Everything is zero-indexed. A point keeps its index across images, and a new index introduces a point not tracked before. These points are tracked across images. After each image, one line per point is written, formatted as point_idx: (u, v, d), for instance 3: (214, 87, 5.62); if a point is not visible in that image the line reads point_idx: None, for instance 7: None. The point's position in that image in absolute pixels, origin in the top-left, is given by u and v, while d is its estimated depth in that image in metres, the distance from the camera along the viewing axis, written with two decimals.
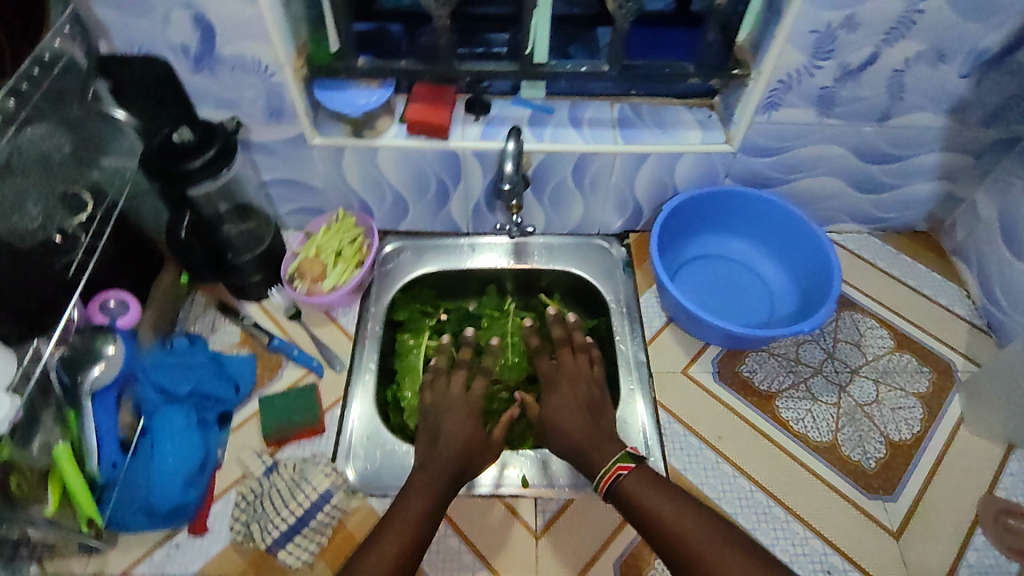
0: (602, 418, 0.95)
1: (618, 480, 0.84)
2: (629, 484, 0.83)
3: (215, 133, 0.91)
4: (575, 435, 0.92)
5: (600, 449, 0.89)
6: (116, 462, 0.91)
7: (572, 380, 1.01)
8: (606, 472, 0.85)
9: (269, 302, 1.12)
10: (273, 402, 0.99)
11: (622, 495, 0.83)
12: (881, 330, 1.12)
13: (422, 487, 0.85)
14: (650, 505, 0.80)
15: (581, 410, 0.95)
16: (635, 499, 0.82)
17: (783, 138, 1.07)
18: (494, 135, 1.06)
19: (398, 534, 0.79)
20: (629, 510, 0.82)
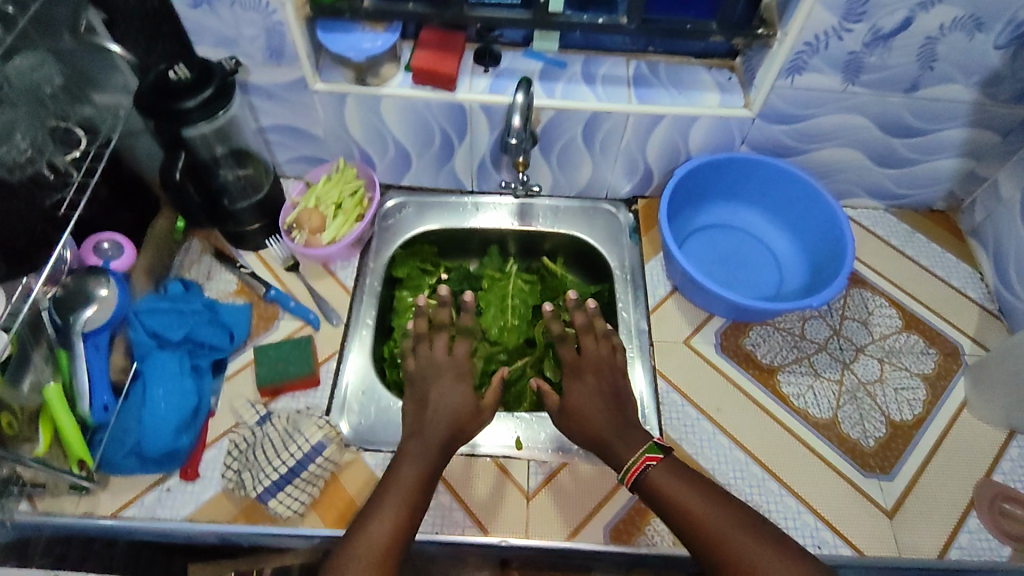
0: (615, 394, 0.91)
1: (643, 472, 0.80)
2: (656, 477, 0.79)
3: (212, 71, 0.87)
4: (584, 411, 0.89)
5: (623, 435, 0.85)
6: (107, 404, 0.90)
7: (597, 369, 0.94)
8: (633, 462, 0.82)
9: (267, 252, 1.10)
10: (268, 352, 0.97)
11: (648, 487, 0.80)
12: (890, 308, 1.10)
13: (419, 455, 0.83)
14: (680, 500, 0.77)
15: (593, 385, 0.92)
16: (662, 492, 0.78)
17: (805, 106, 1.03)
18: (502, 89, 1.02)
19: (396, 505, 0.77)
20: (657, 504, 0.79)
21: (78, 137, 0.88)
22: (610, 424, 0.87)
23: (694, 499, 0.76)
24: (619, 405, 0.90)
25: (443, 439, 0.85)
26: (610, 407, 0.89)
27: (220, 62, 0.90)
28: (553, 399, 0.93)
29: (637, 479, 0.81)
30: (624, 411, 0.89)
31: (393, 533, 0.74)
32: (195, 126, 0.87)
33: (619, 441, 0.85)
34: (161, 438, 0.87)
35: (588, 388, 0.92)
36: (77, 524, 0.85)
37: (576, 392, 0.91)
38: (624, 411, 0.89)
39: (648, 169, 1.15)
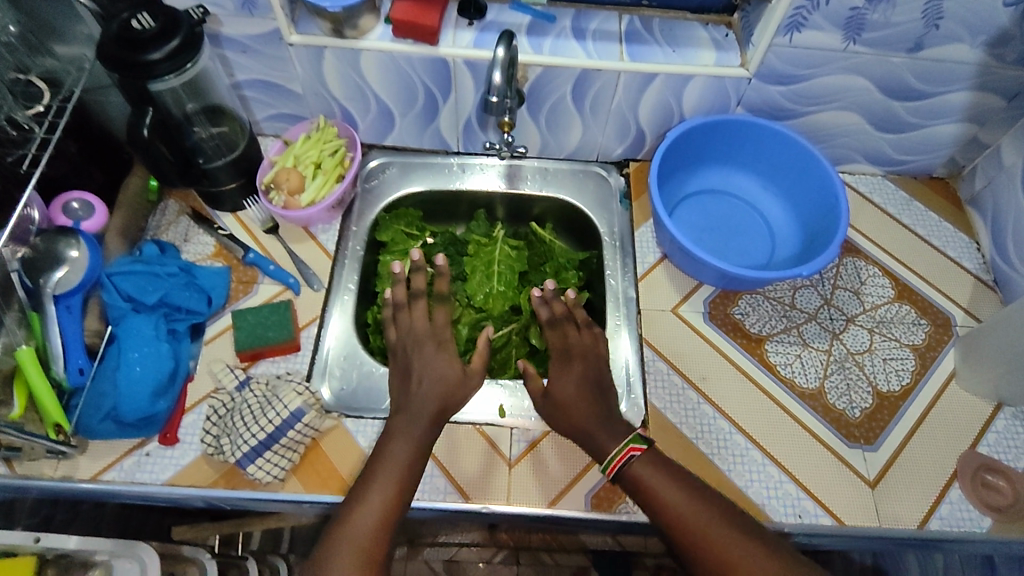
0: (598, 381, 0.93)
1: (626, 464, 0.80)
2: (638, 471, 0.79)
3: (179, 21, 0.82)
4: (569, 400, 0.89)
5: (608, 428, 0.86)
6: (83, 368, 0.88)
7: (585, 358, 0.95)
8: (616, 454, 0.82)
9: (246, 213, 1.07)
10: (246, 317, 0.94)
11: (630, 479, 0.80)
12: (882, 278, 1.08)
13: (408, 433, 0.82)
14: (661, 494, 0.77)
15: (579, 373, 0.93)
16: (644, 486, 0.78)
17: (804, 65, 0.98)
18: (487, 44, 0.97)
19: (386, 485, 0.76)
20: (639, 497, 0.79)
21: (41, 90, 0.85)
22: (593, 412, 0.88)
23: (675, 493, 0.76)
24: (604, 394, 0.91)
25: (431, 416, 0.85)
26: (595, 397, 0.90)
27: (186, 10, 0.85)
28: (537, 383, 0.93)
29: (619, 470, 0.81)
30: (608, 404, 0.90)
31: (383, 514, 0.74)
32: (164, 79, 0.83)
33: (603, 431, 0.85)
34: (137, 403, 0.85)
35: (575, 376, 0.92)
36: (56, 487, 0.84)
37: (561, 381, 0.92)
38: (606, 404, 0.89)
39: (640, 131, 1.11)
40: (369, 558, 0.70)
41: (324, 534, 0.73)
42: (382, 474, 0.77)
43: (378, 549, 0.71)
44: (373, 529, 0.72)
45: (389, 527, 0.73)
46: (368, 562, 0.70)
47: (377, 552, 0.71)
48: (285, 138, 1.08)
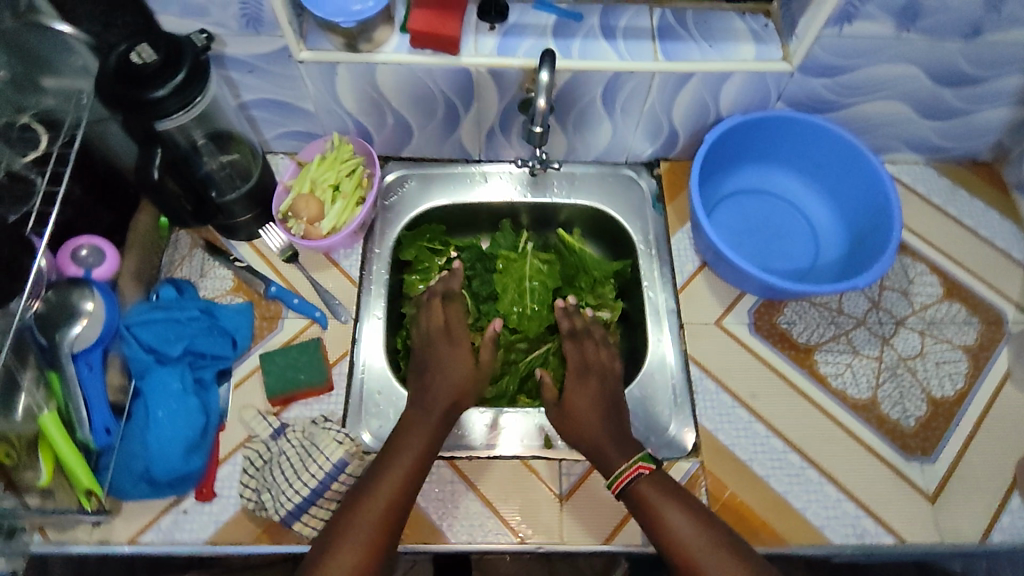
0: (608, 395, 0.91)
1: (633, 482, 0.81)
2: (643, 490, 0.80)
3: (181, 50, 0.74)
4: (581, 416, 0.88)
5: (621, 443, 0.85)
6: (109, 427, 0.83)
7: (601, 376, 0.93)
8: (625, 468, 0.82)
9: (262, 241, 1.01)
10: (275, 359, 0.91)
11: (635, 496, 0.81)
12: (930, 276, 1.04)
13: (423, 424, 0.84)
14: (664, 517, 0.78)
15: (594, 390, 0.91)
16: (647, 504, 0.80)
17: (852, 56, 0.89)
18: (513, 50, 0.90)
19: (398, 473, 0.78)
20: (640, 515, 0.80)
21: (38, 134, 0.77)
22: (606, 426, 0.87)
23: (678, 516, 0.78)
24: (620, 412, 0.90)
25: (446, 409, 0.86)
26: (607, 413, 0.88)
27: (188, 36, 0.76)
28: (553, 393, 0.93)
29: (625, 486, 0.81)
30: (626, 429, 0.88)
31: (392, 502, 0.76)
32: (174, 116, 0.75)
33: (614, 448, 0.85)
34: (170, 462, 0.82)
35: (591, 394, 0.90)
36: (94, 553, 0.82)
37: (577, 395, 0.90)
38: (618, 420, 0.88)
39: (672, 131, 1.04)
40: (374, 543, 0.73)
41: (334, 517, 0.76)
42: (396, 461, 0.79)
43: (385, 535, 0.74)
44: (381, 517, 0.75)
45: (398, 515, 0.76)
46: (375, 546, 0.73)
47: (384, 537, 0.74)
48: (300, 159, 1.02)
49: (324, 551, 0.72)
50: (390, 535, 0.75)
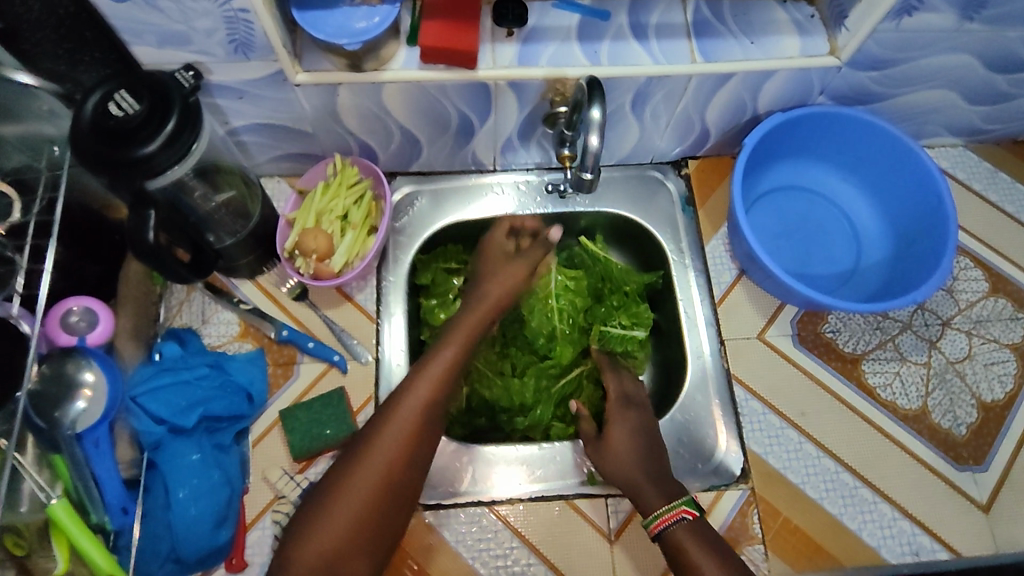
0: (647, 434, 0.86)
1: (670, 528, 0.76)
2: (681, 539, 0.76)
3: (168, 94, 0.66)
4: (620, 449, 0.84)
5: (659, 482, 0.81)
6: (125, 507, 0.77)
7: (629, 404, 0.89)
8: (665, 511, 0.77)
9: (267, 277, 0.93)
10: (298, 416, 0.85)
11: (672, 542, 0.76)
12: (975, 270, 0.99)
13: (447, 345, 0.81)
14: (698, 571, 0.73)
15: (635, 420, 0.87)
16: (683, 554, 0.75)
17: (903, 49, 0.82)
18: (535, 59, 0.80)
19: (423, 392, 0.76)
20: (673, 562, 0.76)
21: (8, 197, 0.70)
22: (645, 466, 0.82)
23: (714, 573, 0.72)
24: (658, 449, 0.85)
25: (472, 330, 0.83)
26: (648, 446, 0.85)
27: (171, 74, 0.68)
28: (588, 426, 0.89)
29: (662, 530, 0.77)
30: (662, 465, 0.83)
31: (418, 423, 0.74)
32: (172, 169, 0.67)
33: (652, 486, 0.80)
34: (198, 539, 0.77)
35: (628, 423, 0.86)
36: None
37: (617, 428, 0.86)
38: (655, 452, 0.84)
39: (703, 130, 0.96)
40: (399, 461, 0.72)
41: (359, 434, 0.74)
42: (421, 381, 0.76)
43: (410, 458, 0.73)
44: (406, 437, 0.73)
45: (425, 436, 0.74)
46: (400, 464, 0.72)
47: (410, 457, 0.73)
48: (298, 186, 0.92)
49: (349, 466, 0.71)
50: (417, 457, 0.73)
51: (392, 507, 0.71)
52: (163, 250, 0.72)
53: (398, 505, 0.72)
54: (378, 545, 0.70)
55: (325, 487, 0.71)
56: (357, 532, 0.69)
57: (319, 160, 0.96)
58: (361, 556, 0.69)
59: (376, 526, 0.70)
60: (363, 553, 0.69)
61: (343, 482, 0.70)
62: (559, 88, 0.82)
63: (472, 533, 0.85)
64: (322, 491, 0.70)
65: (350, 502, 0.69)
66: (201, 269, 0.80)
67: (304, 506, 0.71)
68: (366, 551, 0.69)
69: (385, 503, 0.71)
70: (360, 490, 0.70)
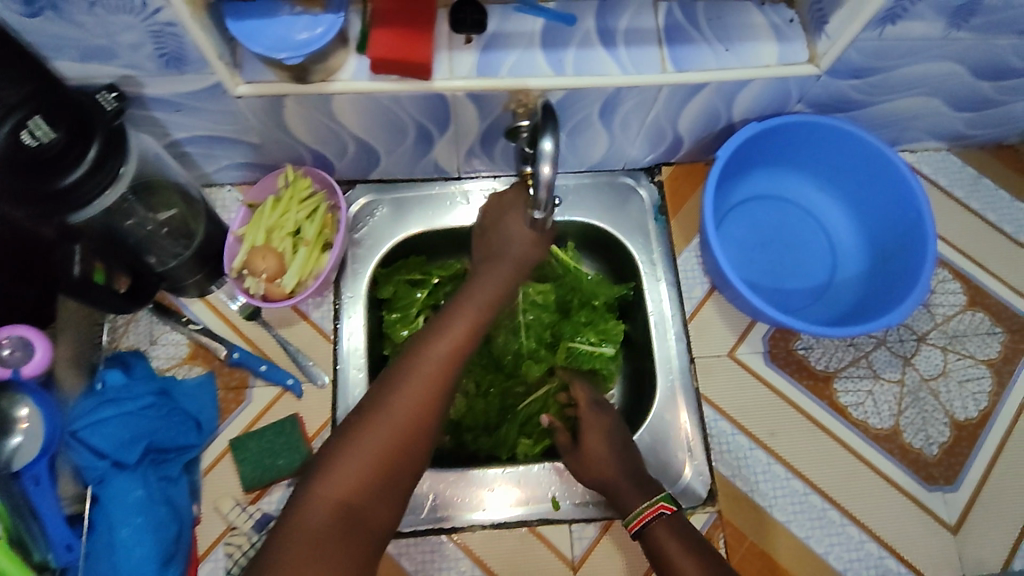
0: (618, 434, 0.84)
1: (649, 523, 0.76)
2: (660, 535, 0.75)
3: (90, 120, 0.61)
4: (595, 458, 0.82)
5: (640, 484, 0.80)
6: (70, 543, 0.74)
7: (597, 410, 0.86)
8: (643, 509, 0.77)
9: (217, 295, 0.89)
10: (247, 447, 0.83)
11: (651, 539, 0.76)
12: (953, 282, 0.96)
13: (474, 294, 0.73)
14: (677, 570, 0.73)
15: (606, 426, 0.84)
16: (662, 550, 0.75)
17: (888, 57, 0.77)
18: (495, 69, 0.75)
19: (452, 336, 0.68)
20: (653, 559, 0.76)
21: None
22: (624, 468, 0.81)
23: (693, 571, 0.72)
24: (630, 446, 0.84)
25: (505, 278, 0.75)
26: (624, 450, 0.83)
27: (94, 96, 0.63)
28: (564, 437, 0.86)
29: (642, 527, 0.76)
30: (637, 462, 0.83)
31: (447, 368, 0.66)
32: (104, 193, 0.64)
33: (630, 486, 0.80)
34: None
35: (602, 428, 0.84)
36: None
37: (590, 435, 0.83)
38: (631, 456, 0.82)
39: (677, 137, 0.91)
40: (426, 405, 0.64)
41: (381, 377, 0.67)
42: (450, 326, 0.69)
43: (437, 403, 0.65)
44: (433, 379, 0.66)
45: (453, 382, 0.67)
46: (425, 410, 0.64)
47: (436, 403, 0.65)
48: (248, 200, 0.88)
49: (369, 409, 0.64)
50: (443, 403, 0.66)
51: (419, 445, 0.64)
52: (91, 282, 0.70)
53: (422, 455, 0.64)
54: (400, 495, 0.63)
55: (343, 433, 0.63)
56: (378, 479, 0.62)
57: (271, 169, 0.91)
58: (381, 504, 0.62)
59: (399, 473, 0.63)
60: (383, 500, 0.62)
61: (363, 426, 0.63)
62: (520, 99, 0.77)
63: (433, 561, 0.84)
64: (339, 436, 0.63)
65: (372, 445, 0.62)
66: (140, 298, 0.78)
67: (320, 451, 0.63)
68: (387, 498, 0.62)
69: (410, 450, 0.63)
70: (381, 433, 0.62)
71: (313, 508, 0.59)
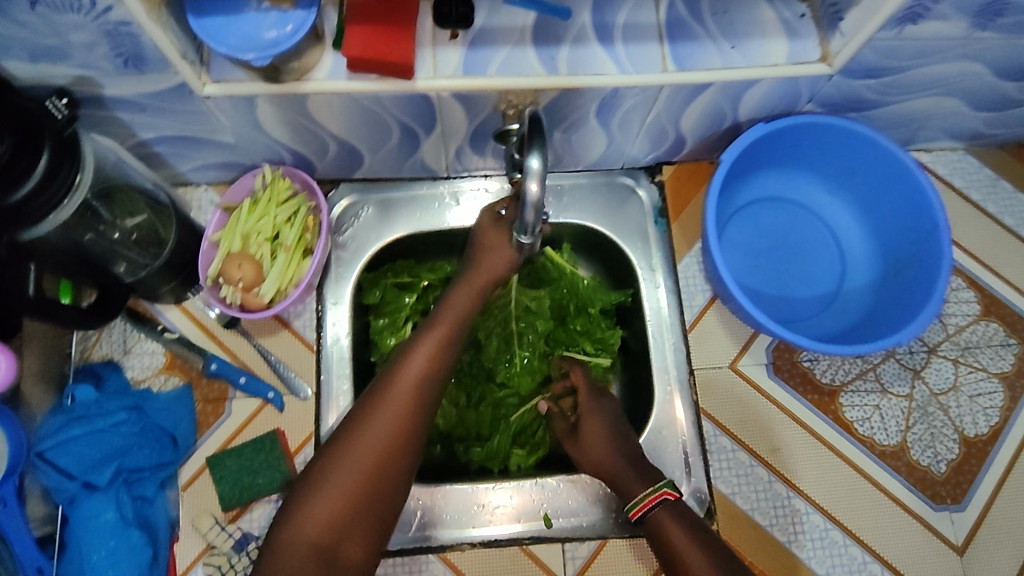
0: (619, 421, 0.83)
1: (652, 510, 0.73)
2: (663, 521, 0.72)
3: (37, 129, 0.58)
4: (590, 439, 0.81)
5: (638, 467, 0.78)
6: (41, 565, 0.74)
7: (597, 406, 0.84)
8: (644, 497, 0.74)
9: (193, 301, 0.85)
10: (226, 463, 0.79)
11: (654, 525, 0.73)
12: (967, 291, 0.92)
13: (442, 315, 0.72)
14: (681, 556, 0.70)
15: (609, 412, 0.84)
16: (664, 536, 0.72)
17: (906, 57, 0.72)
18: (482, 68, 0.69)
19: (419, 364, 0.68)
20: (657, 546, 0.73)
21: None
22: (622, 452, 0.79)
23: (698, 557, 0.69)
24: (633, 438, 0.82)
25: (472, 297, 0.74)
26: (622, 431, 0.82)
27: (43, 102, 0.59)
28: (562, 424, 0.86)
29: (643, 515, 0.74)
30: (635, 447, 0.81)
31: (416, 397, 0.67)
32: (62, 204, 0.62)
33: (633, 474, 0.77)
34: None
35: (606, 414, 0.83)
36: None
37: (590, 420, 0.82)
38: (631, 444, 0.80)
39: (679, 137, 0.86)
40: (397, 435, 0.65)
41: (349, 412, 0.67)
42: (416, 352, 0.69)
43: (406, 435, 0.65)
44: (403, 411, 0.66)
45: (423, 412, 0.67)
46: (396, 444, 0.65)
47: (406, 436, 0.65)
48: (223, 202, 0.82)
49: (338, 447, 0.64)
50: (414, 434, 0.66)
51: (393, 479, 0.64)
52: (50, 301, 0.66)
53: (395, 488, 0.65)
54: (375, 530, 0.63)
55: (313, 471, 0.64)
56: (351, 516, 0.62)
57: (249, 169, 0.86)
58: (355, 541, 0.62)
59: (372, 510, 0.63)
60: (361, 533, 0.62)
61: (336, 459, 0.63)
62: (511, 100, 0.72)
63: None
64: (310, 474, 0.64)
65: (343, 482, 0.62)
66: (104, 312, 0.74)
67: (293, 490, 0.64)
68: (362, 535, 0.62)
69: (383, 483, 0.64)
70: (353, 471, 0.63)
71: (287, 550, 0.60)
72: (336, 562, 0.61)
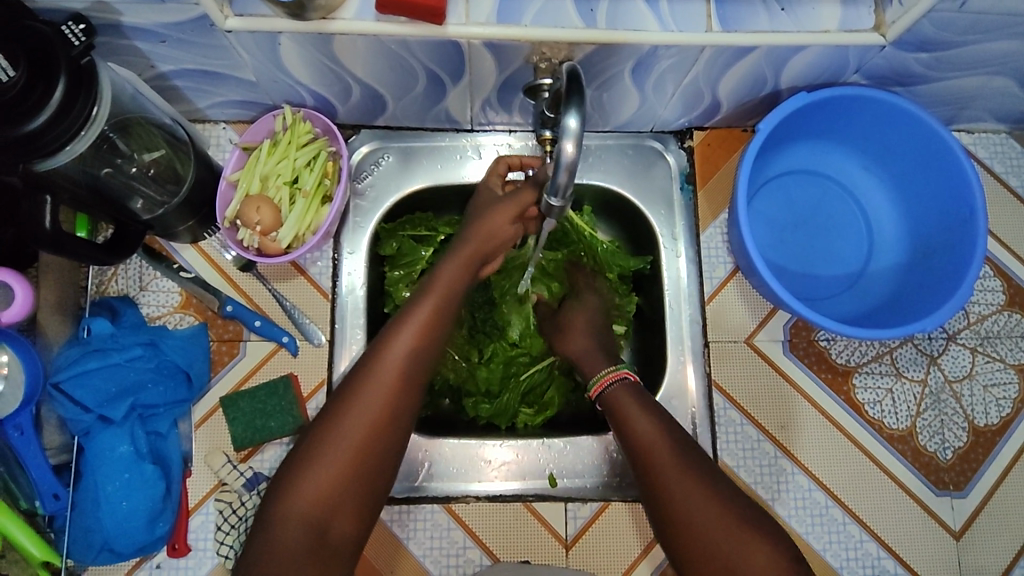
0: None
1: (608, 387, 0.74)
2: (618, 395, 0.72)
3: (50, 57, 0.57)
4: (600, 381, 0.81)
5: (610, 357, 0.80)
6: (57, 492, 0.76)
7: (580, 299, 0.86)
8: (605, 373, 0.75)
9: (210, 242, 0.84)
10: (239, 403, 0.80)
11: (610, 401, 0.73)
12: (994, 280, 0.90)
13: (429, 287, 0.70)
14: (636, 431, 0.69)
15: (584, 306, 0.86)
16: (619, 409, 0.72)
17: (963, 31, 0.68)
18: (515, 17, 0.66)
19: (406, 342, 0.66)
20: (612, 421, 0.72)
21: None
22: None
23: (647, 429, 0.68)
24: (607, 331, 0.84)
25: (461, 268, 0.71)
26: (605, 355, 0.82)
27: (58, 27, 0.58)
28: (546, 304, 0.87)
29: (601, 391, 0.74)
30: None
31: (402, 373, 0.66)
32: (78, 136, 0.61)
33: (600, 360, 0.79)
34: (133, 535, 0.76)
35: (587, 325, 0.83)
36: None
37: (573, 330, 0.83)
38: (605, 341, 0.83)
39: (714, 100, 0.83)
40: (389, 409, 0.65)
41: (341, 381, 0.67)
42: (404, 328, 0.67)
43: (394, 411, 0.65)
44: (393, 383, 0.65)
45: (411, 386, 0.66)
46: (385, 420, 0.65)
47: (394, 411, 0.65)
48: (243, 142, 0.81)
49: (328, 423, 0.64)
50: (401, 409, 0.65)
51: (388, 452, 0.65)
52: (66, 234, 0.66)
53: (385, 464, 0.65)
54: (366, 504, 0.64)
55: (302, 450, 0.64)
56: (342, 492, 0.63)
57: (269, 108, 0.84)
58: (347, 517, 0.63)
59: (363, 484, 0.64)
60: (354, 505, 0.63)
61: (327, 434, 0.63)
62: (545, 53, 0.69)
63: (422, 529, 0.84)
64: (300, 451, 0.64)
65: (336, 457, 0.63)
66: (121, 250, 0.73)
67: (287, 459, 0.65)
68: (355, 509, 0.63)
69: (376, 455, 0.64)
70: (346, 445, 0.63)
71: (280, 529, 0.61)
72: (330, 537, 0.62)
